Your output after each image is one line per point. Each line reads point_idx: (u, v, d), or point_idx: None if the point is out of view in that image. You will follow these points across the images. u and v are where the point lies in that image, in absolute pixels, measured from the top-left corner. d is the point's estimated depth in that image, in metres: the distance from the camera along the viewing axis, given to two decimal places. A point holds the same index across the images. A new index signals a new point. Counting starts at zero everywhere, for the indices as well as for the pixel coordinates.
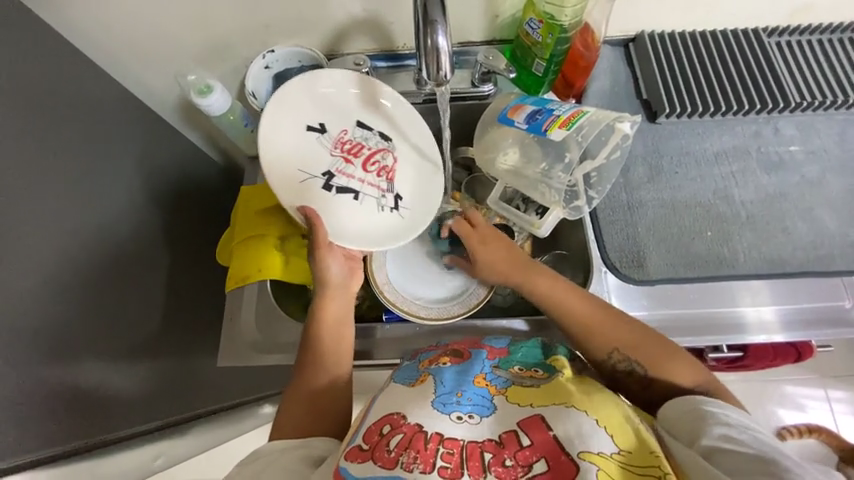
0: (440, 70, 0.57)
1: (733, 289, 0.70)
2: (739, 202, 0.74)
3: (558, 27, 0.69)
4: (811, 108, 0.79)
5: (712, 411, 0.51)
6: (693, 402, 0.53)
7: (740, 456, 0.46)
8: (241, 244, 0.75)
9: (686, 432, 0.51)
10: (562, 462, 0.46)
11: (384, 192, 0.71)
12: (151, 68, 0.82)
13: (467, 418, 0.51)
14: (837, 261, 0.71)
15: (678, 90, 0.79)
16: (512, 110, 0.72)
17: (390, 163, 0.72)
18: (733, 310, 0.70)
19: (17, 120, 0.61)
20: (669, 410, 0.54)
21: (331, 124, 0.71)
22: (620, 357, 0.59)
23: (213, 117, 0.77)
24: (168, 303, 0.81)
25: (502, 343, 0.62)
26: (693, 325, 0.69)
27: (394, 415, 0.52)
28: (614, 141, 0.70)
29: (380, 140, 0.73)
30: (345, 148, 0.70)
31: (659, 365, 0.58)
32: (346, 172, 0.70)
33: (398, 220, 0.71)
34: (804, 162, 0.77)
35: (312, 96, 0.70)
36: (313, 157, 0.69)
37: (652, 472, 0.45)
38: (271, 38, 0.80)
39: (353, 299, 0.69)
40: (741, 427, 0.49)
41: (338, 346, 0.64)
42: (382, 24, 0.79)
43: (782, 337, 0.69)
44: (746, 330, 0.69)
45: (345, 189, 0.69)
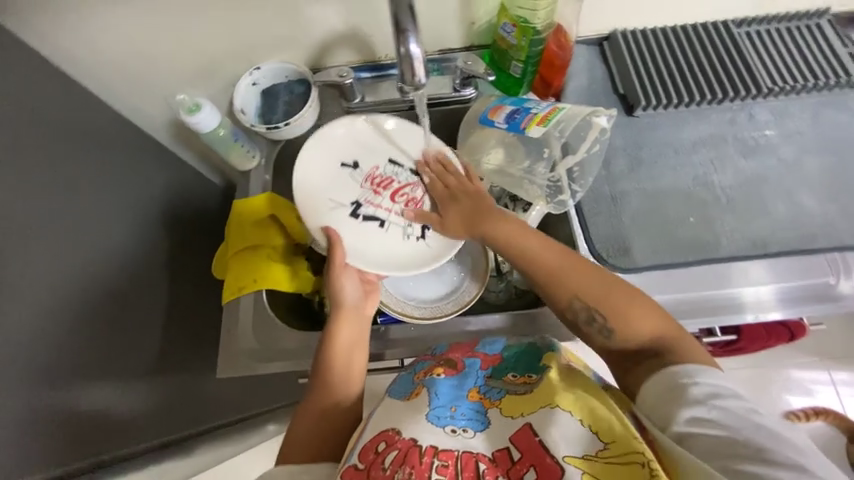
0: (415, 77, 0.60)
1: (730, 270, 0.72)
2: (719, 187, 0.76)
3: (531, 29, 0.72)
4: (783, 93, 0.81)
5: (682, 390, 0.49)
6: (663, 376, 0.51)
7: (713, 439, 0.45)
8: (236, 256, 0.76)
9: (660, 414, 0.50)
10: (547, 464, 0.47)
11: (410, 221, 0.71)
12: (142, 92, 0.85)
13: (462, 432, 0.52)
14: (819, 239, 0.72)
15: (653, 83, 0.81)
16: (491, 111, 0.75)
17: (419, 195, 0.73)
18: (731, 291, 0.72)
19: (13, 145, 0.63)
20: (648, 389, 0.52)
21: (363, 160, 0.74)
22: (581, 305, 0.59)
23: (202, 133, 0.79)
24: (168, 320, 0.82)
25: (495, 349, 0.63)
26: (692, 308, 0.71)
27: (389, 431, 0.53)
28: (593, 135, 0.74)
29: (409, 174, 0.74)
30: (375, 181, 0.73)
31: (623, 317, 0.57)
32: (374, 203, 0.72)
33: (424, 249, 0.70)
34: (780, 144, 0.79)
35: (347, 136, 0.75)
36: (343, 189, 0.72)
37: (634, 460, 0.46)
38: (257, 56, 0.83)
39: (367, 322, 0.67)
40: (714, 403, 0.47)
41: (348, 371, 0.63)
42: (363, 36, 0.82)
43: (779, 314, 0.71)
44: (745, 310, 0.71)
45: (372, 218, 0.71)
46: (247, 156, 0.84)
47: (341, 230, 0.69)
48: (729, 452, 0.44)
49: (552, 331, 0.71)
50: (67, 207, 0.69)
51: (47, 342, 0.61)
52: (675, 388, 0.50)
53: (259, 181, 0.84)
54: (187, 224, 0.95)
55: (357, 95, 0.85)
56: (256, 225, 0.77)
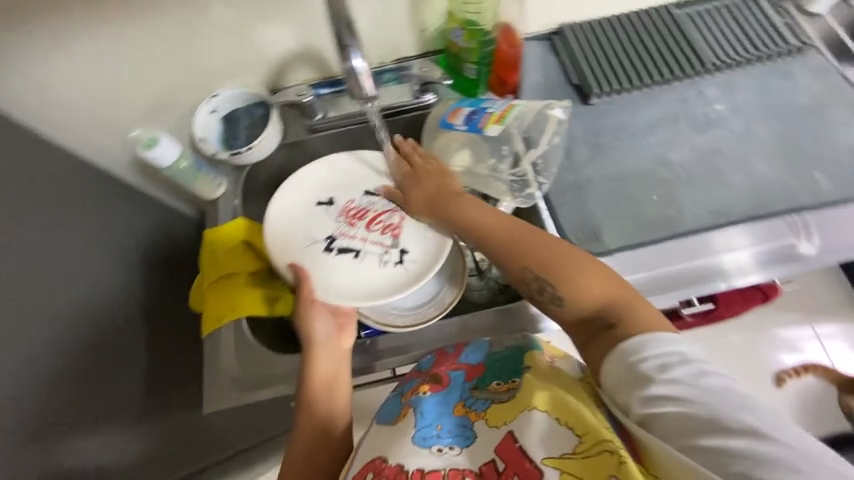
0: (364, 89, 0.61)
1: (707, 240, 0.74)
2: (677, 164, 0.79)
3: (479, 31, 0.76)
4: (727, 68, 0.85)
5: (635, 367, 0.49)
6: (617, 356, 0.51)
7: (673, 416, 0.45)
8: (211, 287, 0.76)
9: (623, 395, 0.49)
10: (527, 469, 0.49)
11: (387, 247, 0.72)
12: (101, 132, 0.84)
13: (447, 450, 0.54)
14: (776, 203, 0.76)
15: (604, 71, 0.84)
16: (450, 114, 0.77)
17: (396, 221, 0.73)
18: (711, 259, 0.74)
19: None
20: (609, 370, 0.51)
21: (337, 196, 0.76)
22: (532, 276, 0.60)
23: (163, 167, 0.79)
24: (151, 359, 0.81)
25: (478, 358, 0.63)
26: (678, 280, 0.74)
27: (377, 460, 0.55)
28: (551, 127, 0.77)
29: (386, 202, 0.75)
30: (350, 213, 0.74)
31: (576, 285, 0.58)
32: (348, 234, 0.73)
33: (400, 274, 0.70)
34: (730, 116, 0.82)
35: (323, 174, 0.78)
36: (318, 225, 0.74)
37: (605, 450, 0.46)
38: (214, 83, 0.83)
39: (345, 354, 0.67)
40: (667, 377, 0.47)
41: (330, 408, 0.62)
42: (317, 54, 0.82)
43: (759, 276, 0.74)
44: (725, 276, 0.73)
45: (347, 249, 0.72)
46: (213, 185, 0.84)
47: (309, 265, 0.71)
48: (690, 426, 0.44)
49: (534, 322, 0.72)
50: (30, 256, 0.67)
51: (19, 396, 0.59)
52: (627, 364, 0.50)
53: (229, 208, 0.84)
54: (162, 259, 0.93)
55: (318, 112, 0.86)
56: (228, 253, 0.76)
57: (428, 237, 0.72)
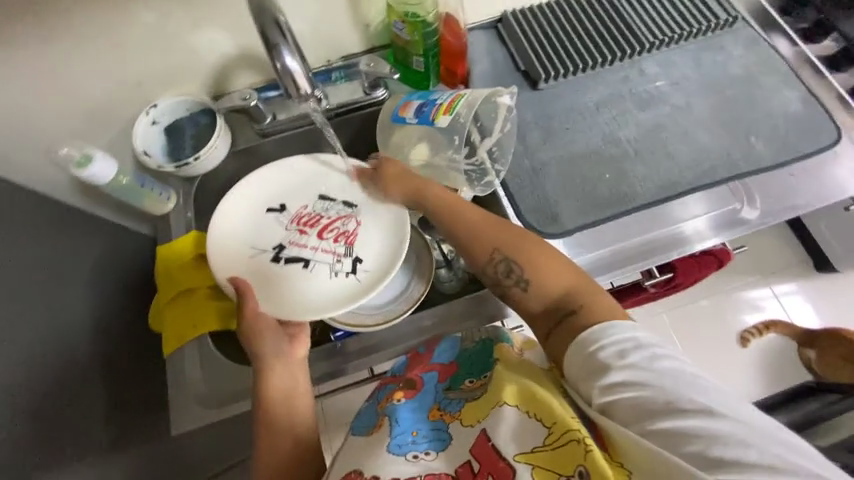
0: (301, 89, 0.61)
1: (670, 211, 0.80)
2: (626, 141, 0.82)
3: (421, 22, 0.75)
4: (664, 46, 0.88)
5: (594, 353, 0.51)
6: (576, 344, 0.53)
7: (630, 402, 0.47)
8: (170, 306, 0.73)
9: (583, 383, 0.51)
10: (500, 467, 0.48)
11: (340, 256, 0.70)
12: (29, 154, 0.79)
13: (423, 456, 0.52)
14: (719, 171, 0.79)
15: (549, 55, 0.86)
16: (401, 108, 0.77)
17: (351, 228, 0.71)
18: (675, 228, 0.80)
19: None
20: (572, 354, 0.53)
21: (289, 202, 0.74)
22: (502, 259, 0.62)
23: (102, 185, 0.75)
24: (110, 388, 0.77)
25: (450, 356, 0.63)
26: (645, 250, 0.79)
27: (351, 474, 0.53)
28: (502, 115, 0.79)
29: (341, 208, 0.73)
30: (302, 220, 0.72)
31: (545, 272, 0.60)
32: (299, 243, 0.71)
33: (354, 284, 0.68)
34: (670, 92, 0.86)
35: (276, 179, 0.76)
36: (268, 234, 0.72)
37: (573, 439, 0.46)
38: (151, 93, 0.79)
39: (302, 362, 0.64)
40: (625, 363, 0.49)
41: (294, 421, 0.60)
42: (259, 56, 0.80)
43: (716, 240, 0.79)
44: (687, 242, 0.79)
45: (296, 258, 0.70)
46: (161, 201, 0.80)
47: (250, 277, 0.69)
48: (649, 410, 0.46)
49: (505, 308, 0.72)
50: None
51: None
52: (587, 349, 0.52)
53: (181, 222, 0.80)
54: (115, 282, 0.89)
55: (267, 116, 0.83)
56: (183, 269, 0.73)
57: (382, 243, 0.70)
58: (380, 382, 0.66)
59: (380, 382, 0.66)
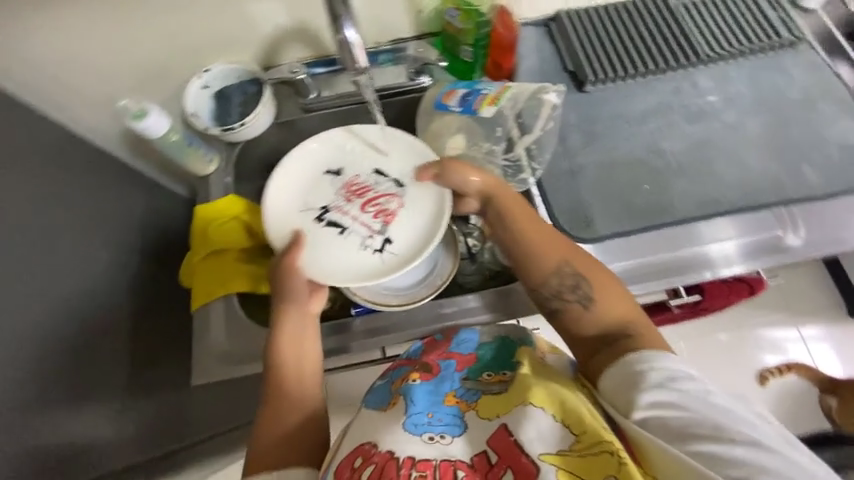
0: (356, 62, 0.60)
1: (698, 230, 0.75)
2: (669, 153, 0.79)
3: (474, 11, 0.76)
4: (720, 60, 0.85)
5: (642, 374, 0.50)
6: (621, 363, 0.52)
7: (676, 423, 0.47)
8: (202, 263, 0.76)
9: (622, 400, 0.50)
10: (523, 464, 0.47)
11: (373, 233, 0.67)
12: (88, 103, 0.83)
13: (439, 439, 0.51)
14: (764, 195, 0.76)
15: (600, 58, 0.84)
16: (445, 95, 0.76)
17: (393, 207, 0.68)
18: (700, 249, 0.74)
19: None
20: (610, 375, 0.52)
21: (346, 167, 0.72)
22: (568, 274, 0.60)
23: (153, 140, 0.77)
24: (137, 335, 0.81)
25: (470, 347, 0.62)
26: (669, 267, 0.74)
27: (365, 445, 0.52)
28: (546, 112, 0.77)
29: (390, 185, 0.70)
30: (352, 189, 0.70)
31: (606, 294, 0.59)
32: (342, 210, 0.69)
33: (378, 264, 0.66)
34: (722, 108, 0.83)
35: (339, 142, 0.74)
36: (318, 193, 0.70)
37: (604, 449, 0.47)
38: (206, 58, 0.82)
39: (314, 317, 0.65)
40: (670, 386, 0.49)
41: (301, 374, 0.62)
42: (312, 32, 0.81)
43: (742, 267, 0.74)
44: (712, 266, 0.74)
45: (334, 224, 0.68)
46: (204, 161, 0.83)
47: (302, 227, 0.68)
48: (689, 433, 0.46)
49: (525, 307, 0.73)
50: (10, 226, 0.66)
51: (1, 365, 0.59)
52: (635, 371, 0.51)
53: (220, 186, 0.83)
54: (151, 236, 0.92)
55: (313, 91, 0.85)
56: (221, 228, 0.76)
57: (419, 229, 0.67)
58: (392, 365, 0.66)
59: (392, 365, 0.66)
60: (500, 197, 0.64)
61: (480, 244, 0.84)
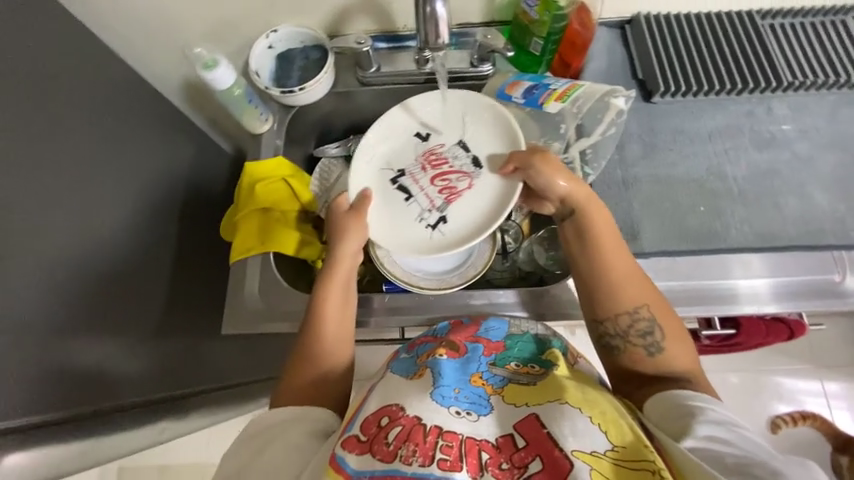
0: (439, 38, 0.62)
1: (728, 261, 0.72)
2: (732, 178, 0.76)
3: (555, 4, 0.71)
4: (803, 88, 0.80)
5: (695, 409, 0.53)
6: (671, 395, 0.55)
7: (731, 458, 0.47)
8: (246, 217, 0.78)
9: (674, 427, 0.53)
10: (556, 460, 0.47)
11: (433, 208, 0.69)
12: (159, 48, 0.86)
13: (466, 414, 0.52)
14: (827, 236, 0.72)
15: (674, 69, 0.80)
16: (509, 86, 0.76)
17: (460, 187, 0.69)
18: (725, 282, 0.72)
19: (11, 86, 0.62)
20: (657, 401, 0.55)
21: (435, 134, 0.73)
22: (646, 316, 0.60)
23: (217, 91, 0.78)
24: (175, 277, 0.84)
25: (499, 335, 0.63)
26: (693, 295, 0.72)
27: (393, 407, 0.53)
28: (609, 117, 0.74)
29: (468, 163, 0.70)
30: (430, 158, 0.72)
31: (675, 343, 0.60)
32: (416, 177, 0.71)
33: (426, 239, 0.68)
34: (796, 139, 0.78)
35: (435, 106, 0.74)
36: (401, 155, 0.73)
37: (644, 467, 0.46)
38: (275, 18, 0.82)
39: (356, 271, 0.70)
40: (716, 421, 0.51)
41: (342, 324, 0.66)
42: (382, 5, 0.80)
43: (775, 308, 0.71)
44: (737, 301, 0.71)
45: (404, 190, 0.71)
46: (259, 120, 0.84)
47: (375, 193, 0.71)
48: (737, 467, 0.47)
49: (556, 310, 0.72)
50: (69, 155, 0.69)
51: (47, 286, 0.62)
52: (686, 408, 0.53)
53: (270, 146, 0.85)
54: (197, 185, 0.96)
55: (373, 65, 0.84)
56: (269, 187, 0.78)
57: (479, 218, 0.67)
58: (416, 340, 0.66)
59: (417, 341, 0.66)
60: (585, 218, 0.63)
61: (516, 244, 0.83)
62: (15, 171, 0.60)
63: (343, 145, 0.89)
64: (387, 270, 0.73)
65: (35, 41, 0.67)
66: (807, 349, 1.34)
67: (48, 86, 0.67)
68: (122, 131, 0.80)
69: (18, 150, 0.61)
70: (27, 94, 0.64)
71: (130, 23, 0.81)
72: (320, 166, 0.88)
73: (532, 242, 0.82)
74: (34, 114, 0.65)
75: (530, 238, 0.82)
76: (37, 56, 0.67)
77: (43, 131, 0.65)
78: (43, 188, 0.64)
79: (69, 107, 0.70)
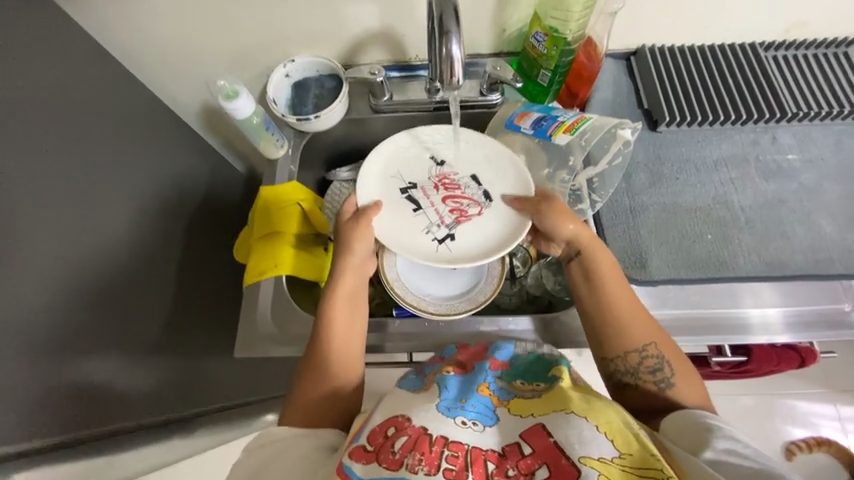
0: (453, 76, 0.63)
1: (734, 290, 0.73)
2: (739, 207, 0.77)
3: (562, 40, 0.74)
4: (807, 118, 0.81)
5: (711, 425, 0.53)
6: (684, 417, 0.56)
7: (746, 471, 0.48)
8: (258, 240, 0.81)
9: (688, 443, 0.53)
10: (562, 466, 0.46)
11: (442, 224, 0.70)
12: (180, 76, 0.90)
13: (472, 425, 0.52)
14: (837, 265, 0.72)
15: (678, 99, 0.82)
16: (518, 116, 0.78)
17: (471, 212, 0.71)
18: (736, 311, 0.72)
19: (42, 115, 0.65)
20: (671, 422, 0.56)
21: (451, 162, 0.75)
22: (654, 353, 0.60)
23: (236, 120, 0.81)
24: (188, 296, 0.85)
25: (506, 357, 0.62)
26: (701, 325, 0.72)
27: (400, 418, 0.53)
28: (616, 147, 0.75)
29: (480, 194, 0.72)
30: (444, 181, 0.74)
31: (685, 378, 0.60)
32: (427, 193, 0.73)
33: (430, 250, 0.68)
34: (802, 169, 0.79)
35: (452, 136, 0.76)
36: (415, 168, 0.75)
37: (652, 475, 0.45)
38: (292, 49, 0.86)
39: (362, 289, 0.70)
40: (733, 437, 0.52)
41: (347, 346, 0.65)
42: (396, 37, 0.84)
43: (787, 338, 0.71)
44: (750, 331, 0.71)
45: (413, 200, 0.72)
46: (276, 147, 0.86)
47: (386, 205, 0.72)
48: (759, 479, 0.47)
49: (568, 335, 0.72)
50: (92, 180, 0.71)
51: (69, 308, 0.63)
52: (704, 425, 0.54)
53: (285, 171, 0.87)
54: (210, 206, 0.98)
55: (386, 94, 0.87)
56: (281, 209, 0.81)
57: (485, 243, 0.68)
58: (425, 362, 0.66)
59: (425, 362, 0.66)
60: (589, 257, 0.65)
61: (524, 268, 0.84)
62: (43, 196, 0.63)
63: (354, 170, 0.91)
64: (387, 283, 0.74)
65: (66, 73, 0.71)
66: (820, 372, 1.33)
67: (76, 113, 0.70)
68: (142, 155, 0.83)
69: (46, 175, 0.64)
70: (55, 123, 0.67)
71: (154, 52, 0.85)
72: (334, 189, 0.90)
73: (541, 266, 0.82)
74: (62, 140, 0.67)
75: (538, 262, 0.83)
76: (67, 85, 0.70)
77: (70, 156, 0.68)
78: (67, 211, 0.66)
79: (94, 133, 0.73)
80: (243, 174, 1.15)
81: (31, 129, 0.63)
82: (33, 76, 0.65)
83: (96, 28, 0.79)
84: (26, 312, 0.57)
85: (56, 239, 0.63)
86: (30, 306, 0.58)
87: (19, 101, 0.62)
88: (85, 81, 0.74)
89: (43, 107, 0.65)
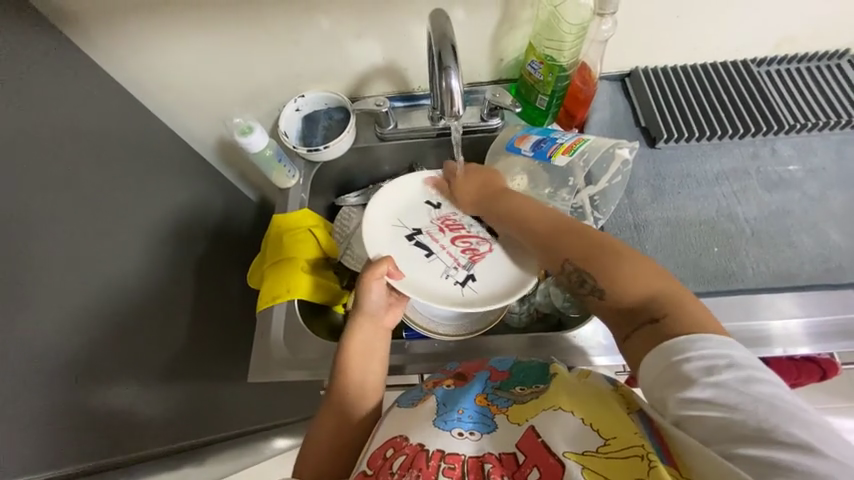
0: (453, 107, 0.66)
1: (758, 307, 0.72)
2: (743, 219, 0.78)
3: (558, 67, 0.77)
4: (806, 129, 0.83)
5: (676, 366, 0.46)
6: (657, 353, 0.48)
7: (714, 422, 0.43)
8: (269, 265, 0.84)
9: (659, 396, 0.47)
10: (550, 464, 0.47)
11: (459, 265, 0.74)
12: (199, 114, 0.96)
13: (469, 435, 0.53)
14: (847, 273, 0.71)
15: (675, 116, 0.85)
16: (518, 139, 0.81)
17: (481, 250, 0.76)
18: (758, 324, 0.71)
19: (73, 157, 0.70)
20: (644, 374, 0.49)
21: (446, 203, 0.80)
22: (574, 270, 0.60)
23: (251, 153, 0.85)
24: (202, 323, 0.88)
25: (504, 365, 0.62)
26: None
27: (397, 437, 0.55)
28: (615, 167, 0.77)
29: (483, 229, 0.78)
30: (446, 222, 0.79)
31: (618, 282, 0.55)
32: (433, 236, 0.77)
33: (457, 294, 0.72)
34: (804, 179, 0.80)
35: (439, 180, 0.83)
36: (415, 214, 0.79)
37: (634, 453, 0.45)
38: (302, 85, 0.91)
39: (381, 340, 0.68)
40: (700, 381, 0.44)
41: (357, 397, 0.64)
42: (398, 70, 0.89)
43: (810, 350, 0.69)
44: (772, 343, 0.70)
45: (424, 246, 0.76)
46: (288, 177, 0.91)
47: (397, 254, 0.74)
48: (726, 433, 0.42)
49: (577, 353, 0.72)
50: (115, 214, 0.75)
51: (92, 338, 0.65)
52: (658, 353, 0.48)
53: (296, 199, 0.91)
54: (221, 236, 1.02)
55: (390, 123, 0.91)
56: (292, 236, 0.84)
57: (503, 276, 0.73)
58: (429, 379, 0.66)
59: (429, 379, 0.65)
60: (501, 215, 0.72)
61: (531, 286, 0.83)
62: (71, 231, 0.67)
63: (362, 194, 0.95)
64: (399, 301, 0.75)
65: (95, 118, 0.76)
66: None
67: (102, 154, 0.76)
68: (161, 189, 0.88)
69: (74, 211, 0.68)
70: (84, 164, 0.72)
71: (175, 95, 0.91)
72: (345, 214, 0.94)
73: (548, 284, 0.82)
74: (90, 178, 0.72)
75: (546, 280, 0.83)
76: (94, 127, 0.76)
77: (96, 194, 0.73)
78: (92, 244, 0.70)
79: (118, 170, 0.78)
80: (256, 203, 1.19)
81: (63, 170, 0.68)
82: (66, 121, 0.70)
83: (121, 74, 0.86)
84: (54, 344, 0.60)
85: (82, 271, 0.67)
86: (58, 337, 0.61)
87: (54, 145, 0.67)
88: (111, 124, 0.80)
89: (73, 149, 0.70)
